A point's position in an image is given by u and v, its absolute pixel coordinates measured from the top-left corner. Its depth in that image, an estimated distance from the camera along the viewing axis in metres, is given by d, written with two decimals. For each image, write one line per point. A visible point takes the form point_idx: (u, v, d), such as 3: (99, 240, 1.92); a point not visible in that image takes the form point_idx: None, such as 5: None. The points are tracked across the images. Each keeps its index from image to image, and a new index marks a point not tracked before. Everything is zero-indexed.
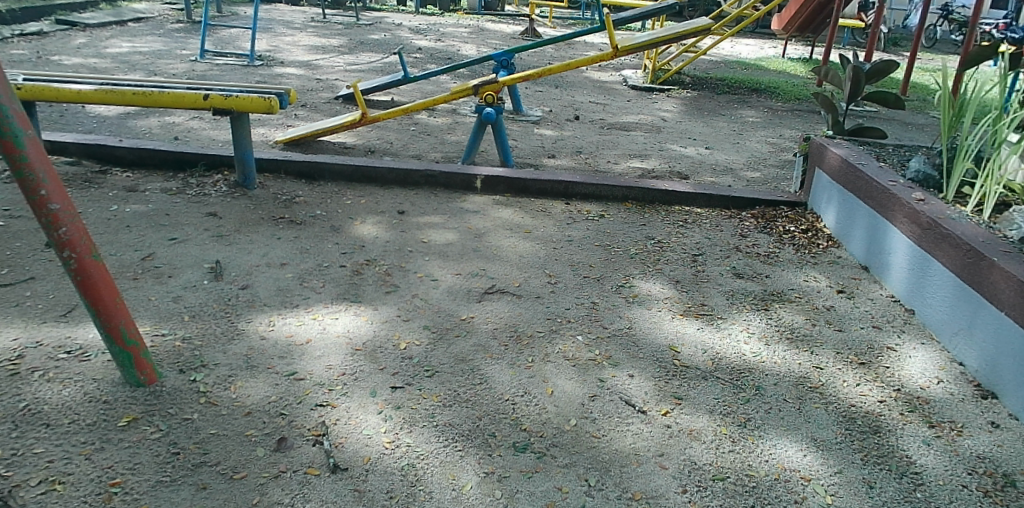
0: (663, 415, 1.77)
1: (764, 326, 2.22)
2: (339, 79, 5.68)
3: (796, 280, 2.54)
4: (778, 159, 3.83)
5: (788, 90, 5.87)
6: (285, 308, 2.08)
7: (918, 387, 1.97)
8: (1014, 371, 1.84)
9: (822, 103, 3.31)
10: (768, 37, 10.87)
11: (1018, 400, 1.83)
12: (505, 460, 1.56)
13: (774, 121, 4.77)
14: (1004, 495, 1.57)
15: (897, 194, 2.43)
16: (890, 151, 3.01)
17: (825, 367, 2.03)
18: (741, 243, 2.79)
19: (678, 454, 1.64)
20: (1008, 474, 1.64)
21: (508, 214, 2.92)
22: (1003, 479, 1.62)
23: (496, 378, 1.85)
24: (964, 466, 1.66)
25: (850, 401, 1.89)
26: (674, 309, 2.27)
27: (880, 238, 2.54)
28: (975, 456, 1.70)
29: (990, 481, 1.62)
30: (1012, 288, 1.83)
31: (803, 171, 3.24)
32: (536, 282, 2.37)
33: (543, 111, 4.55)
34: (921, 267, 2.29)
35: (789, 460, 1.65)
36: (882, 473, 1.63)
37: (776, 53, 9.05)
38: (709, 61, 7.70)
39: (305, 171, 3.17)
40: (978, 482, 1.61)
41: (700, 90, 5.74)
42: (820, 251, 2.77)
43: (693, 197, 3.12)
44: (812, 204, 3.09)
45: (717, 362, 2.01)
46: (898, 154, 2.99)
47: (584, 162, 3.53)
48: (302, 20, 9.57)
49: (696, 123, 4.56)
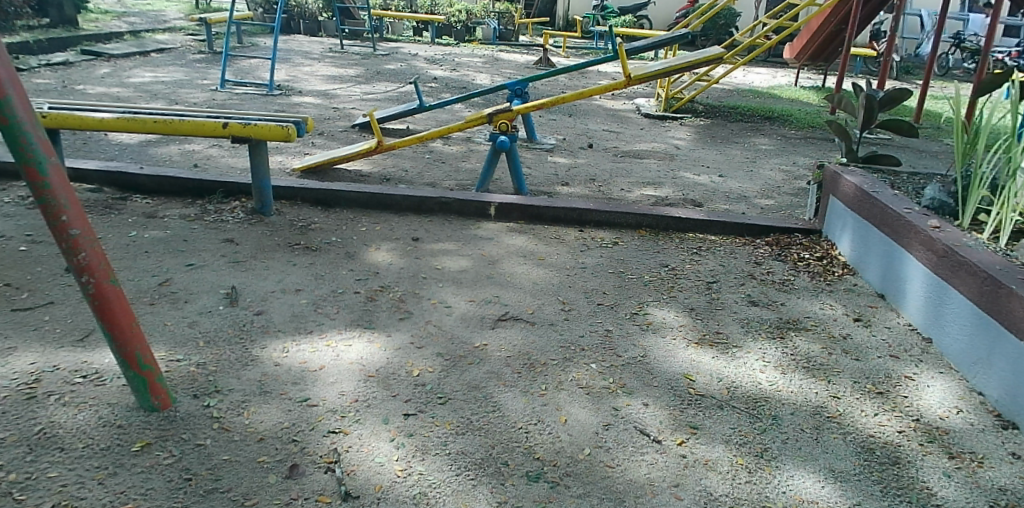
0: (678, 445, 1.75)
1: (779, 355, 2.20)
2: (356, 108, 5.76)
3: (811, 308, 2.52)
4: (792, 187, 3.82)
5: (801, 118, 5.88)
6: (299, 334, 2.09)
7: (937, 417, 1.93)
8: None
9: (836, 131, 3.30)
10: (780, 65, 10.94)
11: None
12: (518, 490, 1.55)
13: (787, 148, 4.77)
14: None
15: (913, 221, 2.41)
16: (905, 179, 2.99)
17: (842, 396, 2.01)
18: (756, 270, 2.77)
19: (694, 485, 1.62)
20: None
21: (521, 241, 2.92)
22: None
23: (509, 405, 1.84)
24: (985, 498, 1.63)
25: (869, 432, 1.86)
26: (689, 337, 2.26)
27: (897, 267, 2.51)
28: (997, 489, 1.66)
29: None
30: None
31: (817, 199, 3.23)
32: (550, 309, 2.37)
33: (556, 139, 4.58)
34: (939, 295, 2.26)
35: (806, 492, 1.62)
36: (902, 505, 1.59)
37: (787, 81, 9.11)
38: (722, 90, 7.74)
39: (321, 198, 3.20)
40: None
41: (713, 118, 5.76)
42: (835, 279, 2.75)
43: (708, 225, 3.12)
44: (826, 232, 3.08)
45: (732, 391, 1.99)
46: (913, 182, 2.97)
47: (597, 190, 3.54)
48: (319, 50, 9.76)
49: (709, 151, 4.57)
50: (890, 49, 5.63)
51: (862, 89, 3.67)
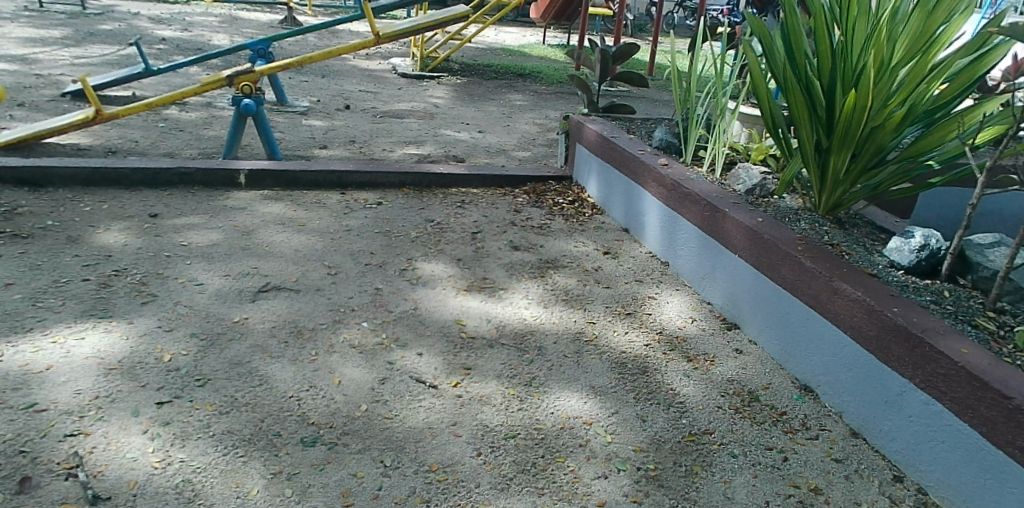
0: (453, 387, 1.84)
1: (541, 291, 2.37)
2: (66, 75, 5.01)
3: (567, 246, 2.73)
4: (545, 138, 4.09)
5: (550, 74, 6.28)
6: (14, 335, 1.81)
7: (676, 327, 2.25)
8: (750, 305, 2.22)
9: (578, 84, 3.56)
10: (530, 25, 11.52)
11: (756, 328, 2.22)
12: (294, 457, 1.51)
13: (538, 103, 5.08)
14: (750, 408, 1.95)
15: (645, 160, 2.72)
16: (637, 125, 3.35)
17: (597, 321, 2.23)
18: (516, 218, 2.94)
19: (471, 421, 1.74)
20: (751, 391, 2.01)
21: (279, 209, 2.79)
22: (749, 396, 1.99)
23: (277, 376, 1.77)
24: (718, 390, 2.00)
25: (621, 348, 2.10)
26: (457, 285, 2.34)
27: (635, 202, 2.83)
28: (727, 380, 2.04)
29: (740, 399, 1.97)
30: (744, 236, 2.21)
31: (566, 147, 3.49)
32: (315, 274, 2.30)
33: (310, 101, 4.41)
34: (670, 223, 2.59)
35: (571, 409, 1.84)
36: (652, 407, 1.89)
37: (537, 39, 9.65)
38: (477, 48, 7.98)
39: (28, 178, 2.76)
40: (729, 402, 1.96)
41: (469, 76, 5.93)
42: (586, 219, 3.01)
43: (469, 178, 3.22)
44: (576, 177, 3.35)
45: (501, 329, 2.11)
46: (643, 126, 3.34)
47: (358, 151, 3.49)
48: (12, 9, 8.26)
49: (467, 108, 4.71)
50: (620, 8, 6.19)
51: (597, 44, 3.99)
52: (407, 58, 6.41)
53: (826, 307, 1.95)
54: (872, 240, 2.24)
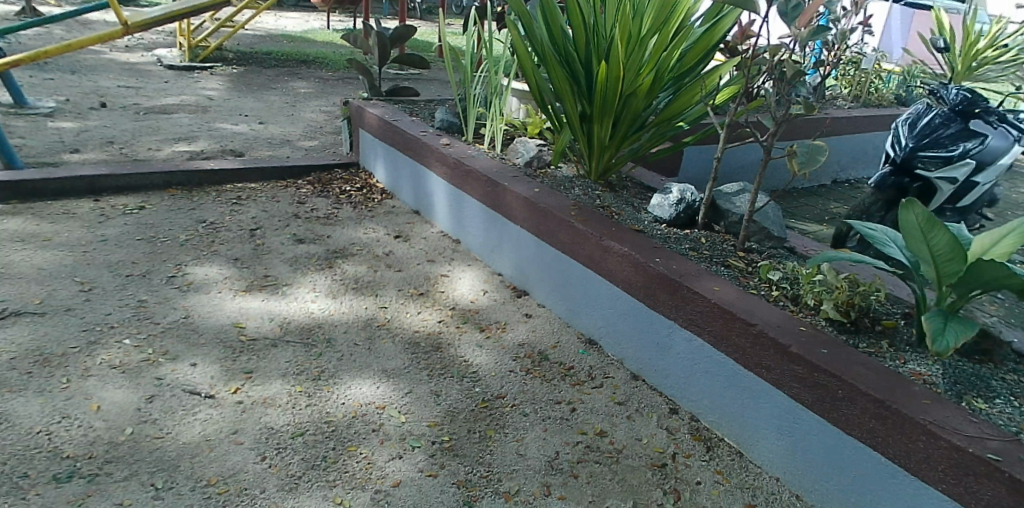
0: (233, 393, 1.74)
1: (328, 282, 2.31)
2: None
3: (356, 234, 2.69)
4: (332, 125, 3.99)
5: (336, 60, 6.13)
6: None
7: (469, 301, 2.30)
8: (536, 271, 2.32)
9: (358, 68, 3.49)
10: (317, 10, 11.13)
11: (543, 292, 2.32)
12: (44, 499, 1.36)
13: (324, 90, 4.94)
14: (540, 368, 2.05)
15: (426, 141, 2.74)
16: (420, 106, 3.37)
17: (388, 304, 2.22)
18: (300, 210, 2.84)
19: (254, 426, 1.66)
20: (541, 352, 2.12)
21: (16, 224, 2.47)
22: (539, 356, 2.09)
23: (17, 413, 1.57)
24: (510, 355, 2.08)
25: (413, 328, 2.12)
26: (236, 287, 2.21)
27: (421, 184, 2.84)
28: (518, 344, 2.13)
29: (532, 361, 2.06)
30: (523, 207, 2.30)
31: (349, 133, 3.41)
32: (65, 293, 2.06)
33: (56, 101, 3.94)
34: (456, 201, 2.64)
35: (363, 396, 1.82)
36: (446, 381, 1.92)
37: (323, 23, 9.36)
38: (255, 35, 7.56)
39: None
40: (522, 364, 2.05)
41: (247, 65, 5.61)
42: (375, 204, 2.98)
43: (246, 173, 3.06)
44: (363, 163, 3.30)
45: (285, 326, 2.04)
46: (427, 107, 3.36)
47: (118, 153, 3.17)
48: None
49: (246, 99, 4.46)
50: None
51: (373, 26, 3.93)
52: (174, 49, 5.91)
53: (605, 265, 2.09)
54: (641, 198, 2.42)
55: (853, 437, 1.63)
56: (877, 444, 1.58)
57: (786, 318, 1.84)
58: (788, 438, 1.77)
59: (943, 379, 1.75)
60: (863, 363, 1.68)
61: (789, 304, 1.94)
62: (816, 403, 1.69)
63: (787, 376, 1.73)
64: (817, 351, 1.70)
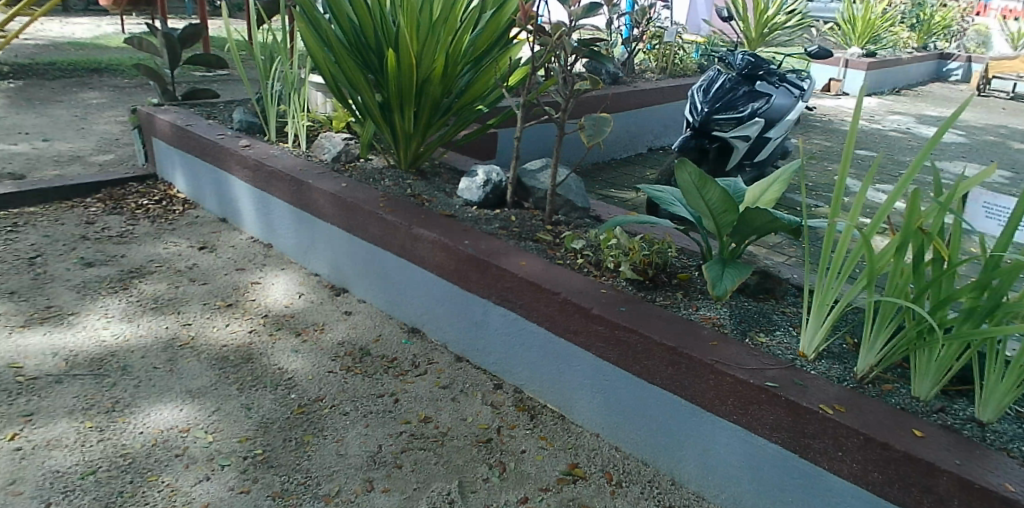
0: (11, 440, 1.64)
1: (123, 306, 2.24)
2: None
3: (155, 251, 2.64)
4: (128, 138, 3.80)
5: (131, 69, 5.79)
6: None
7: (283, 306, 2.36)
8: (350, 265, 2.43)
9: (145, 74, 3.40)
10: (111, 14, 10.36)
11: (359, 287, 2.43)
12: None
13: (119, 99, 4.67)
14: (360, 365, 2.10)
15: (225, 145, 2.79)
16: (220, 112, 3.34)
17: (192, 321, 2.21)
18: (90, 231, 2.75)
19: (37, 472, 1.55)
20: (362, 348, 2.18)
21: None
22: (360, 353, 2.16)
23: None
24: (330, 355, 2.13)
25: (220, 343, 2.12)
26: (12, 324, 2.09)
27: (225, 190, 2.88)
28: (337, 344, 2.19)
29: (351, 357, 2.13)
30: (329, 202, 2.40)
31: (143, 144, 3.37)
32: None
33: None
34: (263, 204, 2.71)
35: (163, 422, 1.76)
36: (259, 392, 1.93)
37: (117, 29, 8.74)
38: (32, 45, 6.92)
39: None
40: (342, 364, 2.09)
41: (24, 78, 5.14)
42: (176, 216, 2.95)
43: (23, 197, 2.90)
44: (161, 173, 3.28)
45: (73, 360, 1.95)
46: (225, 113, 3.36)
47: None
48: None
49: (25, 114, 4.10)
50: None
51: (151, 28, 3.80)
52: None
53: (413, 255, 2.21)
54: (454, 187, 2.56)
55: (654, 384, 1.82)
56: (673, 387, 1.79)
57: (589, 283, 1.99)
58: (601, 394, 1.94)
59: (732, 320, 1.98)
60: (656, 314, 1.89)
61: (594, 269, 2.10)
62: (621, 358, 1.86)
63: (593, 338, 1.88)
64: (618, 310, 1.87)
